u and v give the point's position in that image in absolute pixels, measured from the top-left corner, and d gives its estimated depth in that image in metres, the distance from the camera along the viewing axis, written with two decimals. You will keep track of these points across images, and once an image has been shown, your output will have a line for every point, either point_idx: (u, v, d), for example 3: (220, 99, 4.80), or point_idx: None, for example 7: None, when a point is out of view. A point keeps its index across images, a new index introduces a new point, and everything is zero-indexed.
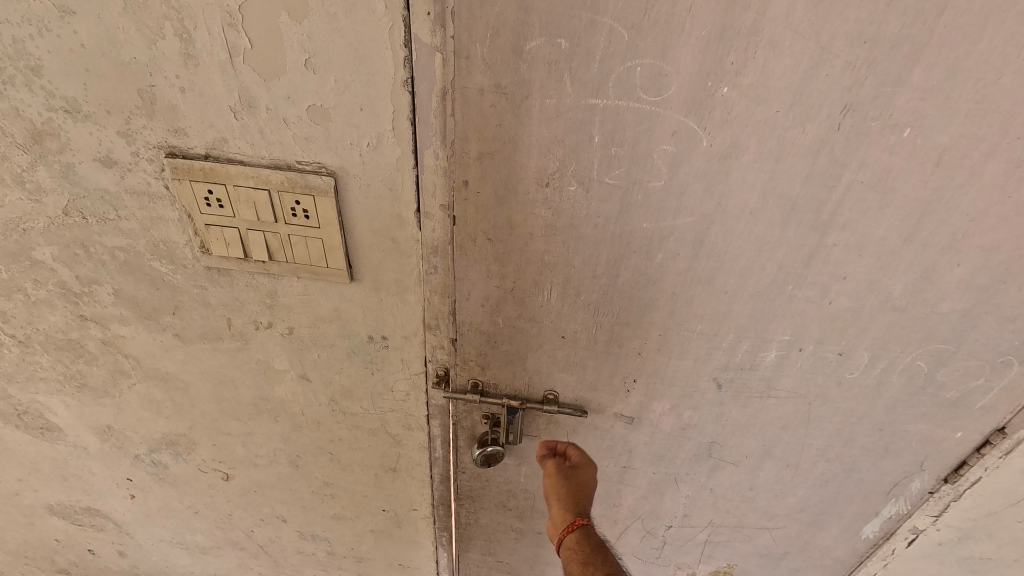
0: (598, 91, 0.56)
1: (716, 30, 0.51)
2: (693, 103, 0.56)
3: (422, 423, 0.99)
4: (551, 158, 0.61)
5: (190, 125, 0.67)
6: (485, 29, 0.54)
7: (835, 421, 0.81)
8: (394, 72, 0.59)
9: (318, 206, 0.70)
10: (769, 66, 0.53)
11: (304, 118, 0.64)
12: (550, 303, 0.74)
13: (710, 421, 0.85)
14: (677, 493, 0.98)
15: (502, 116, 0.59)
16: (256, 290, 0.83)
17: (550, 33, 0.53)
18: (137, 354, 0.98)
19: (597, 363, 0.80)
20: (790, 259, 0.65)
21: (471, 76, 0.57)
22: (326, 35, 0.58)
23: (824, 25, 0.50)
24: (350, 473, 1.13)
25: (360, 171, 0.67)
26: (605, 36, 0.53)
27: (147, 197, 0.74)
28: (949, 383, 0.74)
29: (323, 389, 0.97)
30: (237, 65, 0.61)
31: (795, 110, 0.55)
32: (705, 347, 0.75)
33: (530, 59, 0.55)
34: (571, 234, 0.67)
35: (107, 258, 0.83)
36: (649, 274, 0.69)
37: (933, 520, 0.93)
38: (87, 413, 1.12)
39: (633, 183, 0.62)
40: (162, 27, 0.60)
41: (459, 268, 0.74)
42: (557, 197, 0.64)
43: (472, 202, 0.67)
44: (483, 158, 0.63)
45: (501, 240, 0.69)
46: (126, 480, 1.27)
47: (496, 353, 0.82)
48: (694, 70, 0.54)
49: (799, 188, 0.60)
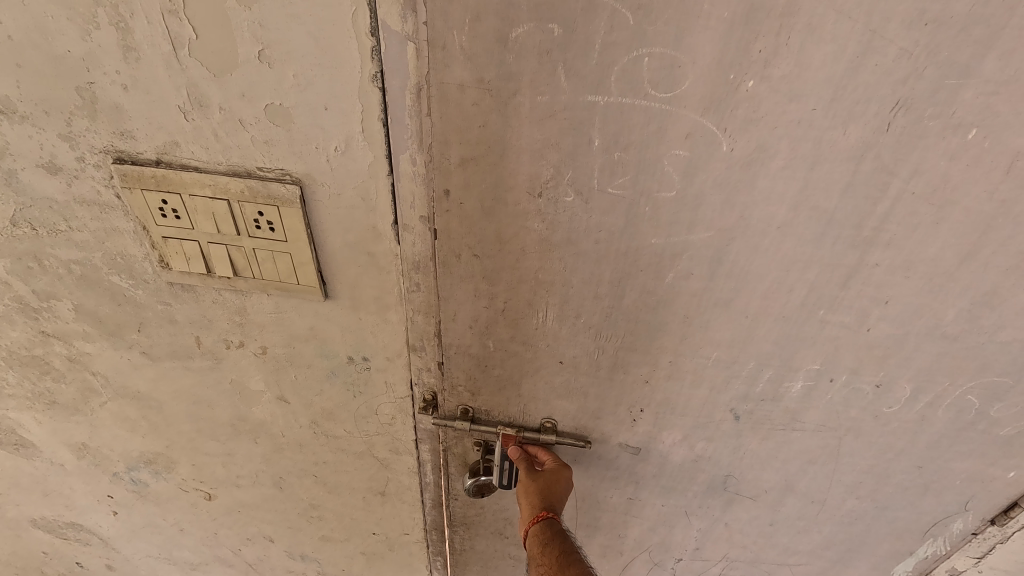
0: (598, 87, 0.47)
1: (741, 11, 0.42)
2: (712, 99, 0.47)
3: (410, 447, 0.91)
4: (544, 165, 0.53)
5: (137, 127, 0.59)
6: (464, 13, 0.45)
7: (868, 457, 0.72)
8: (361, 65, 0.51)
9: (283, 218, 0.62)
10: (806, 55, 0.43)
11: (262, 119, 0.56)
12: (545, 326, 0.66)
13: (726, 453, 0.76)
14: (689, 526, 0.90)
15: (487, 116, 0.51)
16: (224, 307, 0.75)
17: (540, 17, 0.44)
18: (105, 372, 0.91)
19: (600, 391, 0.72)
20: (823, 280, 0.56)
21: (449, 70, 0.49)
22: (280, 23, 0.50)
23: (876, 4, 0.41)
24: (337, 496, 1.06)
25: (329, 178, 0.59)
26: (608, 20, 0.44)
27: (99, 207, 0.67)
28: (1003, 419, 0.65)
29: (303, 411, 0.89)
30: (182, 58, 0.53)
31: (836, 107, 0.46)
32: (722, 375, 0.67)
33: (517, 49, 0.46)
34: (569, 251, 0.59)
35: (63, 272, 0.76)
36: (659, 295, 0.61)
37: (974, 562, 0.84)
38: (60, 430, 1.06)
39: (641, 193, 0.53)
40: (94, 15, 0.52)
41: (443, 286, 0.65)
42: (552, 209, 0.56)
43: (455, 214, 0.59)
44: (466, 164, 0.54)
45: (488, 256, 0.61)
46: (107, 497, 1.21)
47: (487, 377, 0.74)
48: (715, 61, 0.45)
49: (838, 199, 0.51)
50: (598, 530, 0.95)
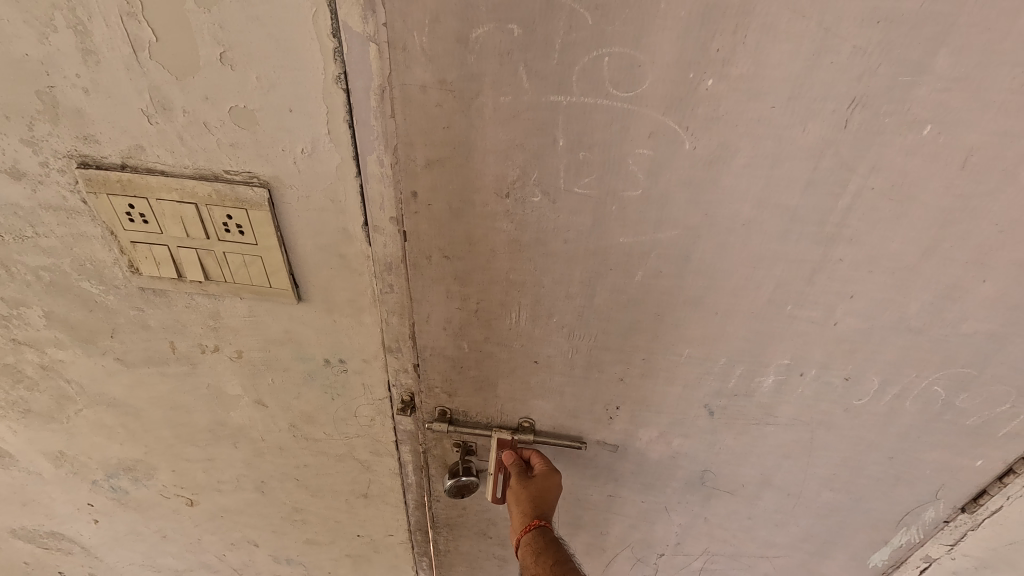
0: (560, 87, 0.47)
1: (697, 10, 0.42)
2: (673, 98, 0.47)
3: (391, 448, 0.91)
4: (510, 165, 0.53)
5: (101, 131, 0.58)
6: (424, 14, 0.46)
7: (840, 450, 0.73)
8: (324, 67, 0.51)
9: (252, 221, 0.62)
10: (763, 53, 0.44)
11: (227, 122, 0.55)
12: (519, 326, 0.67)
13: (702, 449, 0.77)
14: (669, 522, 0.90)
15: (451, 118, 0.51)
16: (197, 312, 0.75)
17: (499, 18, 0.44)
18: (79, 379, 0.89)
19: (576, 390, 0.72)
20: (790, 276, 0.57)
21: (410, 71, 0.49)
22: (240, 25, 0.49)
23: (830, 3, 0.41)
24: (319, 499, 1.05)
25: (297, 181, 0.59)
26: (566, 20, 0.44)
27: (65, 212, 0.66)
28: (969, 409, 0.66)
29: (282, 415, 0.89)
30: (143, 61, 0.52)
31: (795, 105, 0.46)
32: (695, 373, 0.67)
33: (478, 50, 0.46)
34: (539, 251, 0.59)
35: (32, 278, 0.75)
36: (630, 294, 0.61)
37: (948, 549, 0.85)
38: (37, 439, 1.04)
39: (608, 193, 0.53)
40: (51, 18, 0.51)
41: (415, 288, 0.66)
42: (520, 209, 0.56)
43: (423, 215, 0.59)
44: (432, 166, 0.55)
45: (459, 258, 0.61)
46: (87, 505, 1.20)
47: (464, 378, 0.75)
48: (674, 60, 0.45)
49: (800, 197, 0.51)
50: (580, 528, 0.95)
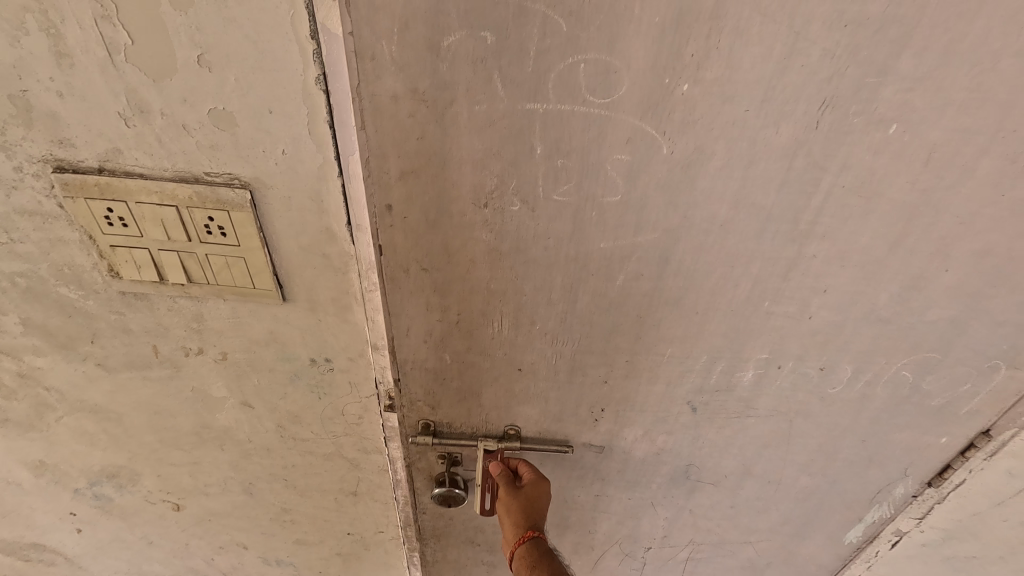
0: (536, 94, 0.49)
1: (671, 15, 0.44)
2: (649, 103, 0.49)
3: (379, 445, 0.92)
4: (488, 175, 0.54)
5: (76, 134, 0.58)
6: (392, 21, 0.45)
7: (817, 436, 0.76)
8: (303, 69, 0.51)
9: (234, 222, 0.62)
10: (736, 57, 0.46)
11: (205, 124, 0.56)
12: (501, 334, 0.67)
13: (686, 444, 0.79)
14: (655, 514, 0.93)
15: (423, 128, 0.51)
16: (180, 315, 0.74)
17: (472, 25, 0.45)
18: (59, 386, 0.88)
19: (560, 394, 0.74)
20: (767, 273, 0.59)
21: (380, 81, 0.48)
22: (216, 27, 0.49)
23: (798, 7, 0.43)
24: (308, 498, 1.06)
25: (278, 181, 0.59)
26: (539, 26, 0.45)
27: (42, 217, 0.65)
28: (934, 391, 0.69)
29: (268, 416, 0.89)
30: (119, 64, 0.52)
31: (767, 108, 0.48)
32: (677, 370, 0.69)
33: (450, 58, 0.47)
34: (519, 258, 0.60)
35: (8, 285, 0.74)
36: (611, 297, 0.63)
37: (917, 522, 0.89)
38: (16, 448, 1.03)
39: (587, 198, 0.55)
40: (23, 21, 0.50)
41: (393, 302, 0.65)
42: (499, 218, 0.57)
43: (398, 228, 0.58)
44: (406, 177, 0.54)
45: (438, 269, 0.61)
46: (70, 514, 1.18)
47: (446, 390, 0.74)
48: (649, 65, 0.46)
49: (774, 197, 0.54)
50: (568, 528, 0.97)
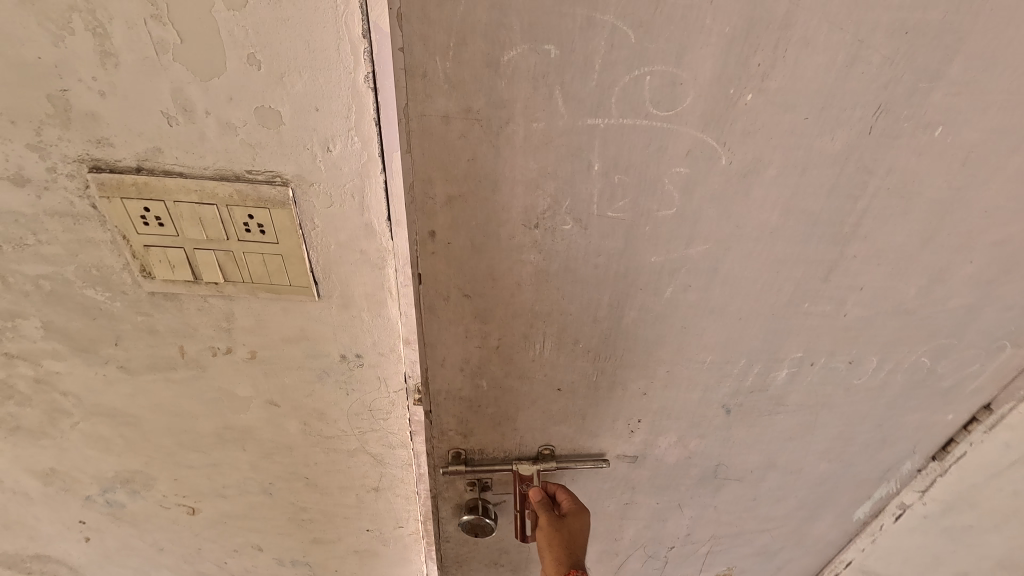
0: (598, 109, 0.50)
1: (741, 25, 0.46)
2: (712, 116, 0.51)
3: (404, 439, 0.93)
4: (540, 196, 0.55)
5: (116, 134, 0.58)
6: (449, 36, 0.46)
7: (839, 425, 0.80)
8: (354, 68, 0.52)
9: (274, 220, 0.63)
10: (800, 67, 0.48)
11: (250, 122, 0.56)
12: (542, 355, 0.69)
13: (717, 444, 0.82)
14: (678, 512, 0.94)
15: (475, 150, 0.52)
16: (210, 314, 0.75)
17: (533, 39, 0.46)
18: (76, 391, 0.87)
19: (598, 410, 0.76)
20: (808, 276, 0.63)
21: (432, 100, 0.49)
22: (269, 28, 0.50)
23: (865, 14, 0.45)
24: (329, 496, 1.06)
25: (320, 178, 0.60)
26: (607, 38, 0.46)
27: (72, 218, 0.65)
28: (947, 371, 0.75)
29: (293, 414, 0.89)
30: (167, 63, 0.52)
31: (824, 115, 0.51)
32: (715, 375, 0.72)
33: (509, 73, 0.48)
34: (567, 277, 0.62)
35: (30, 288, 0.72)
36: (657, 309, 0.65)
37: (920, 495, 0.95)
38: (25, 457, 1.00)
39: (641, 214, 0.57)
40: (68, 21, 0.50)
41: (431, 330, 0.65)
42: (549, 238, 0.58)
43: (439, 254, 0.59)
44: (453, 202, 0.55)
45: (480, 295, 0.62)
46: (78, 522, 1.16)
47: (481, 416, 0.75)
48: (714, 76, 0.48)
49: (822, 201, 0.57)
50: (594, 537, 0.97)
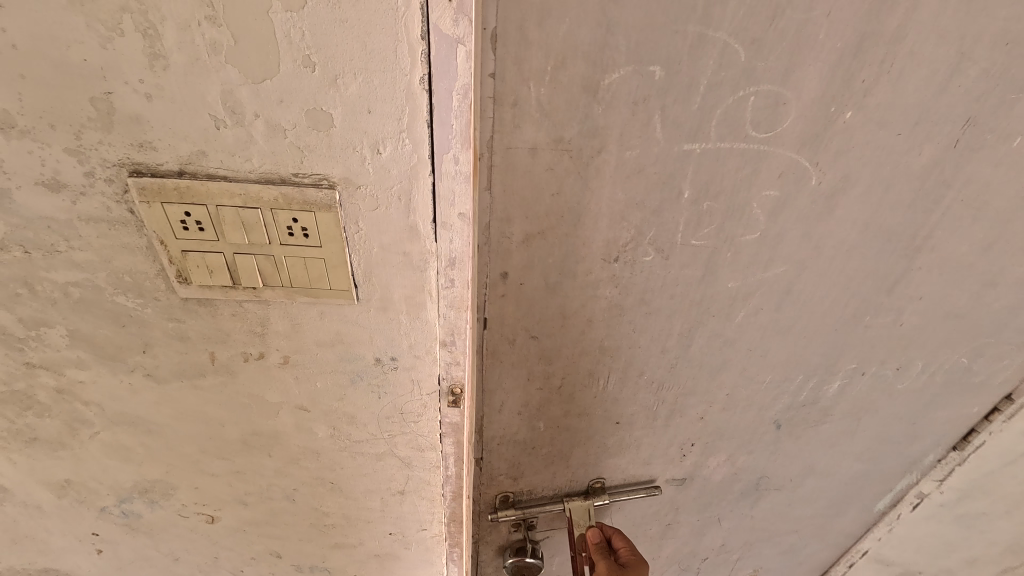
0: (699, 133, 0.65)
1: (851, 44, 0.60)
2: (812, 136, 0.67)
3: (434, 442, 0.92)
4: (622, 231, 0.72)
5: (159, 138, 0.56)
6: (549, 57, 0.58)
7: (873, 427, 0.96)
8: (410, 70, 0.52)
9: (319, 223, 0.62)
10: (900, 87, 0.64)
11: (299, 124, 0.55)
12: (605, 389, 0.88)
13: (763, 458, 0.99)
14: (699, 491, 1.02)
15: (562, 185, 0.67)
16: (243, 319, 0.73)
17: (637, 62, 0.59)
18: (100, 400, 0.85)
19: (651, 439, 0.95)
20: (875, 287, 0.81)
21: (522, 133, 0.62)
22: (327, 28, 0.50)
23: (973, 25, 0.60)
24: (353, 501, 1.05)
25: (367, 181, 0.60)
26: (718, 52, 0.59)
27: (107, 223, 0.63)
28: (984, 367, 0.90)
29: (323, 418, 0.88)
30: (218, 65, 0.52)
31: (915, 133, 0.68)
32: (774, 392, 0.91)
33: (608, 95, 0.61)
34: (641, 310, 0.80)
35: (58, 295, 0.71)
36: (726, 335, 0.84)
37: (937, 482, 1.02)
38: (39, 468, 0.97)
39: (725, 240, 0.74)
40: (119, 22, 0.49)
41: (493, 366, 0.85)
42: (626, 268, 0.75)
43: (510, 295, 0.76)
44: (530, 239, 0.71)
45: (549, 331, 0.81)
46: (90, 535, 1.13)
47: (538, 450, 0.95)
48: (818, 95, 0.63)
49: (898, 216, 0.75)
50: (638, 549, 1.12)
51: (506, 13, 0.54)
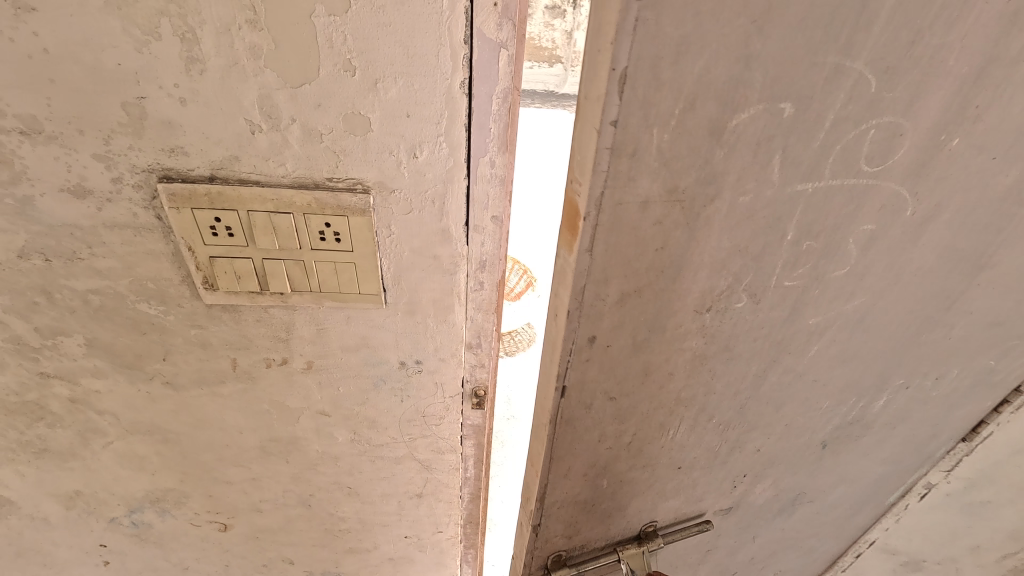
0: (814, 172, 0.54)
1: (972, 68, 0.51)
2: (921, 161, 0.57)
3: (454, 444, 0.92)
4: (720, 279, 0.60)
5: (192, 143, 0.56)
6: (677, 100, 0.45)
7: (906, 433, 0.91)
8: (451, 74, 0.52)
9: (351, 227, 0.62)
10: (1008, 111, 0.56)
11: (336, 129, 0.55)
12: (671, 440, 0.76)
13: (805, 476, 0.92)
14: (744, 516, 0.95)
15: (668, 236, 0.54)
16: (268, 325, 0.73)
17: (770, 98, 0.47)
18: (115, 410, 0.83)
19: (709, 476, 0.84)
20: (938, 307, 0.73)
21: (634, 184, 0.49)
22: (370, 32, 0.49)
23: None
24: (370, 505, 1.05)
25: (402, 184, 0.59)
26: (852, 81, 0.49)
27: (134, 230, 0.62)
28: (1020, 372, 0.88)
29: (343, 423, 0.87)
30: (257, 69, 0.51)
31: (1004, 155, 0.59)
32: (829, 414, 0.82)
33: (733, 138, 0.49)
34: (720, 357, 0.68)
35: (77, 303, 0.69)
36: (798, 368, 0.74)
37: (944, 474, 1.00)
38: (48, 480, 0.95)
39: (819, 276, 0.64)
40: (157, 26, 0.49)
41: (562, 435, 0.68)
42: (717, 317, 0.63)
43: (595, 357, 0.62)
44: (625, 299, 0.58)
45: (628, 391, 0.67)
46: (98, 547, 1.10)
47: (593, 513, 0.80)
48: (932, 124, 0.55)
49: (965, 240, 0.66)
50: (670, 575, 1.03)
51: (639, 51, 0.42)
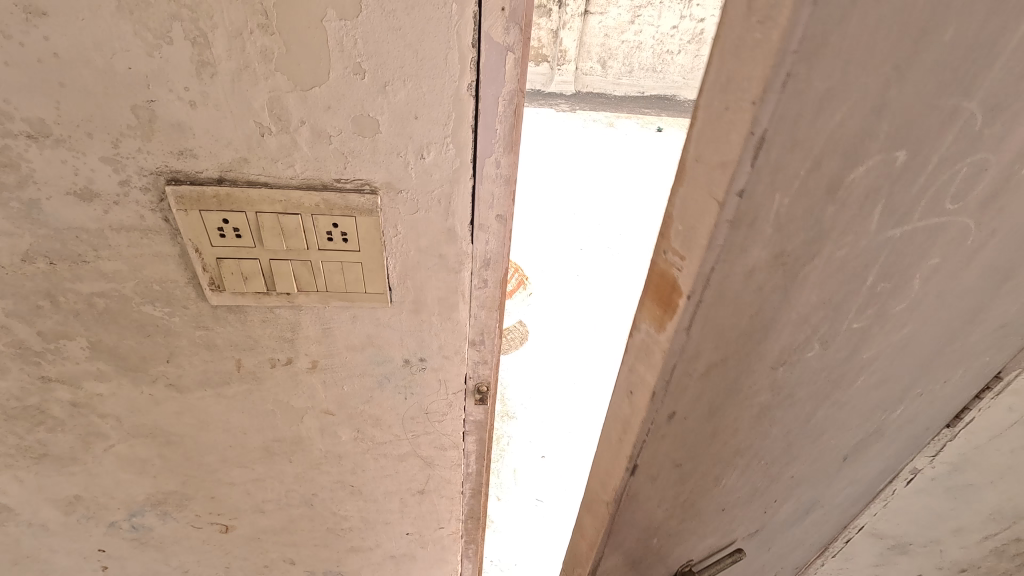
0: (903, 219, 0.52)
1: None
2: (995, 189, 0.56)
3: (457, 441, 0.94)
4: (800, 334, 0.58)
5: (201, 145, 0.56)
6: (808, 158, 0.41)
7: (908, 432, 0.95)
8: (459, 77, 0.53)
9: (359, 228, 0.63)
10: None
11: (345, 131, 0.56)
12: (725, 483, 0.76)
13: (822, 488, 0.95)
14: (766, 533, 0.97)
15: (763, 303, 0.51)
16: (274, 325, 0.73)
17: (890, 147, 0.44)
18: (117, 413, 0.83)
19: (747, 507, 0.85)
20: (965, 321, 0.75)
21: (747, 256, 0.45)
22: (380, 36, 0.51)
23: None
24: (373, 502, 1.05)
25: (409, 185, 0.61)
26: (961, 122, 0.46)
27: (141, 233, 0.62)
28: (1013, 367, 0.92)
29: (347, 422, 0.88)
30: (268, 73, 0.52)
31: None
32: (854, 431, 0.84)
33: (843, 197, 0.46)
34: (781, 404, 0.67)
35: (82, 307, 0.69)
36: (840, 399, 0.74)
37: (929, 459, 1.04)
38: (47, 485, 0.94)
39: (879, 313, 0.63)
40: (169, 30, 0.49)
41: (630, 500, 0.65)
42: (788, 368, 0.62)
43: (674, 425, 0.58)
44: (711, 366, 0.54)
45: (696, 448, 0.65)
46: (97, 552, 1.09)
47: (645, 561, 0.78)
48: (1011, 157, 0.53)
49: (1007, 255, 0.67)
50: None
51: (785, 110, 0.36)
